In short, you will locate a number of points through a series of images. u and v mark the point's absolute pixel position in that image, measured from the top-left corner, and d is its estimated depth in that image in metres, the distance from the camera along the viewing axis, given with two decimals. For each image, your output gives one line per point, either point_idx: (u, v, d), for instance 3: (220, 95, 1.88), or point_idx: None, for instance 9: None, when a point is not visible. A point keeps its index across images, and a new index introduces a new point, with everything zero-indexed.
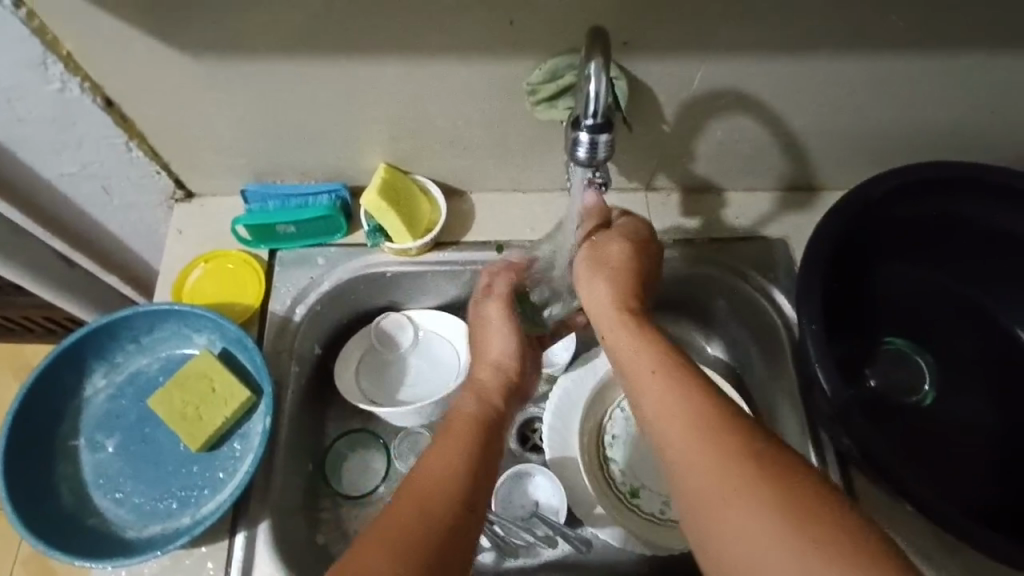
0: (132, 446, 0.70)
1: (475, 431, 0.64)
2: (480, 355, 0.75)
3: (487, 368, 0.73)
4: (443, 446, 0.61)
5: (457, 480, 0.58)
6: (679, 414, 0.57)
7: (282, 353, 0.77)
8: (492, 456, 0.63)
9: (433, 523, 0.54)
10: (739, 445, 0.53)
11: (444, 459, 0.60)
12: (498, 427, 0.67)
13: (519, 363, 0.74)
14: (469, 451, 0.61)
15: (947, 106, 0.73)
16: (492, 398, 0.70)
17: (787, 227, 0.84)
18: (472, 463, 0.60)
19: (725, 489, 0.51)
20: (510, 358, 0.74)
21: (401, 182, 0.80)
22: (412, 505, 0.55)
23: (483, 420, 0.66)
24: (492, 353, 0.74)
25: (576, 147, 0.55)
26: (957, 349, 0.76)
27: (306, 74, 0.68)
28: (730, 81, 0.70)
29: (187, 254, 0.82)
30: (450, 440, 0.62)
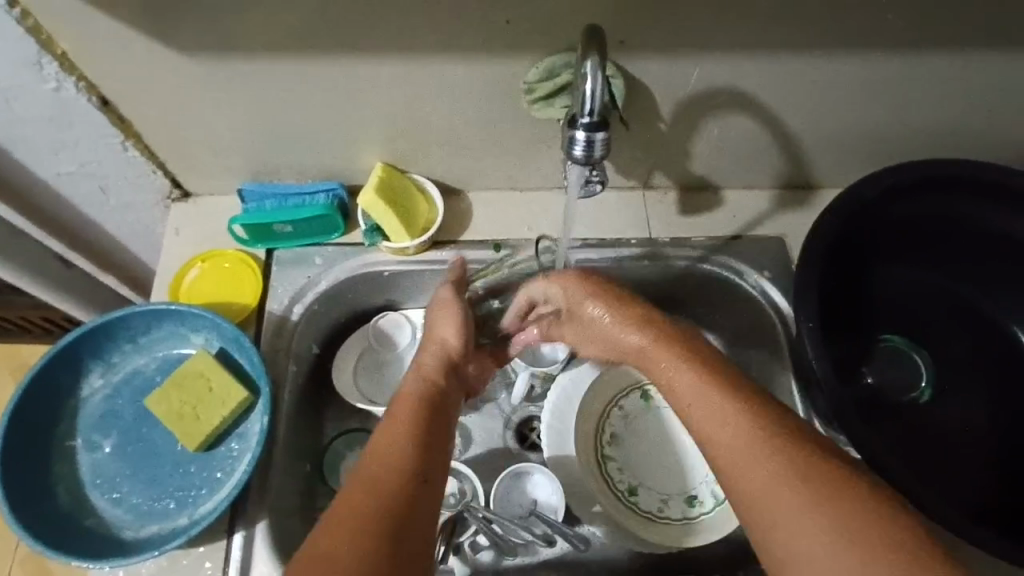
0: (129, 447, 0.70)
1: (421, 410, 0.64)
2: (427, 336, 0.73)
3: (432, 348, 0.72)
4: (390, 427, 0.62)
5: (405, 460, 0.59)
6: (727, 429, 0.57)
7: (279, 353, 0.77)
8: (440, 433, 0.64)
9: (381, 503, 0.55)
10: (791, 458, 0.54)
11: (390, 440, 0.61)
12: (443, 406, 0.67)
13: (464, 345, 0.72)
14: (413, 429, 0.62)
15: (944, 104, 0.73)
16: (432, 374, 0.69)
17: (784, 225, 0.84)
18: (419, 442, 0.61)
19: (792, 508, 0.51)
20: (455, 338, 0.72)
21: (398, 181, 0.80)
22: (362, 489, 0.56)
23: (425, 398, 0.66)
24: (438, 334, 0.73)
25: (572, 145, 0.55)
26: (954, 346, 0.76)
27: (303, 73, 0.68)
28: (727, 79, 0.70)
29: (184, 254, 0.81)
30: (395, 421, 0.63)
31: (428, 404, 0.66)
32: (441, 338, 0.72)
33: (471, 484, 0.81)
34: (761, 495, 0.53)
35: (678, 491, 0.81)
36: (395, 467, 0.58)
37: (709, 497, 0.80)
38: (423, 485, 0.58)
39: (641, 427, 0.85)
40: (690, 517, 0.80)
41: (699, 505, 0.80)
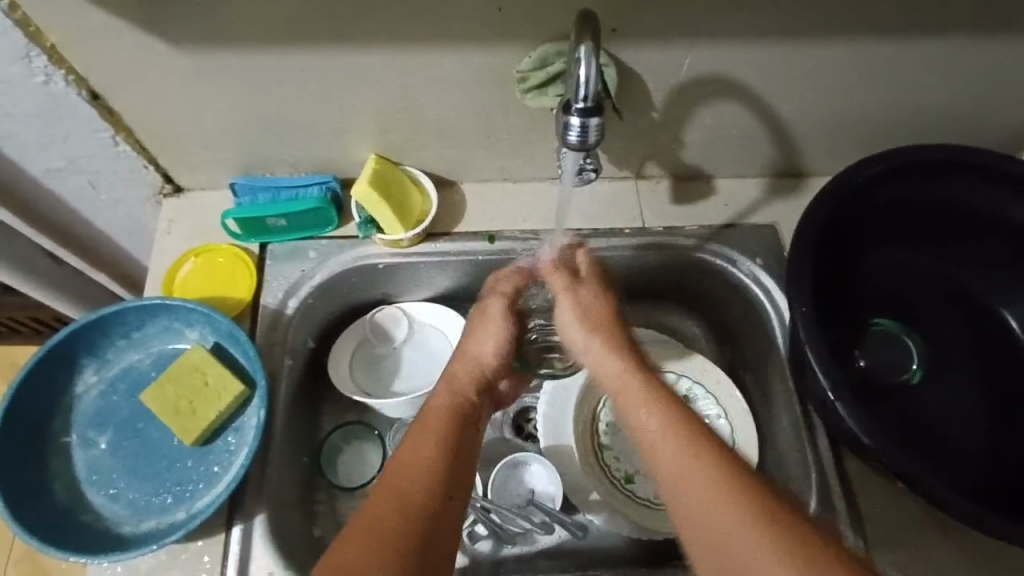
0: (125, 442, 0.70)
1: (449, 420, 0.64)
2: (464, 347, 0.73)
3: (469, 363, 0.71)
4: (421, 437, 0.62)
5: (433, 470, 0.58)
6: (673, 452, 0.58)
7: (275, 346, 0.76)
8: (471, 446, 0.63)
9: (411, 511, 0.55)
10: (727, 474, 0.55)
11: (421, 449, 0.60)
12: (472, 419, 0.66)
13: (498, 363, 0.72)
14: (443, 439, 0.61)
15: (931, 90, 0.74)
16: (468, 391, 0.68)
17: (776, 213, 0.85)
18: (447, 453, 0.60)
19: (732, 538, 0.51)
20: (489, 356, 0.72)
21: (391, 173, 0.80)
22: (395, 495, 0.56)
23: (456, 411, 0.65)
24: (477, 347, 0.72)
25: (567, 131, 0.55)
26: (944, 328, 0.77)
27: (295, 65, 0.67)
28: (718, 67, 0.70)
29: (177, 249, 0.81)
30: (425, 430, 0.62)
31: (460, 416, 0.65)
32: (479, 354, 0.72)
33: None
34: (703, 525, 0.53)
35: None
36: (424, 476, 0.58)
37: None
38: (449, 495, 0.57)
39: None
40: None
41: None
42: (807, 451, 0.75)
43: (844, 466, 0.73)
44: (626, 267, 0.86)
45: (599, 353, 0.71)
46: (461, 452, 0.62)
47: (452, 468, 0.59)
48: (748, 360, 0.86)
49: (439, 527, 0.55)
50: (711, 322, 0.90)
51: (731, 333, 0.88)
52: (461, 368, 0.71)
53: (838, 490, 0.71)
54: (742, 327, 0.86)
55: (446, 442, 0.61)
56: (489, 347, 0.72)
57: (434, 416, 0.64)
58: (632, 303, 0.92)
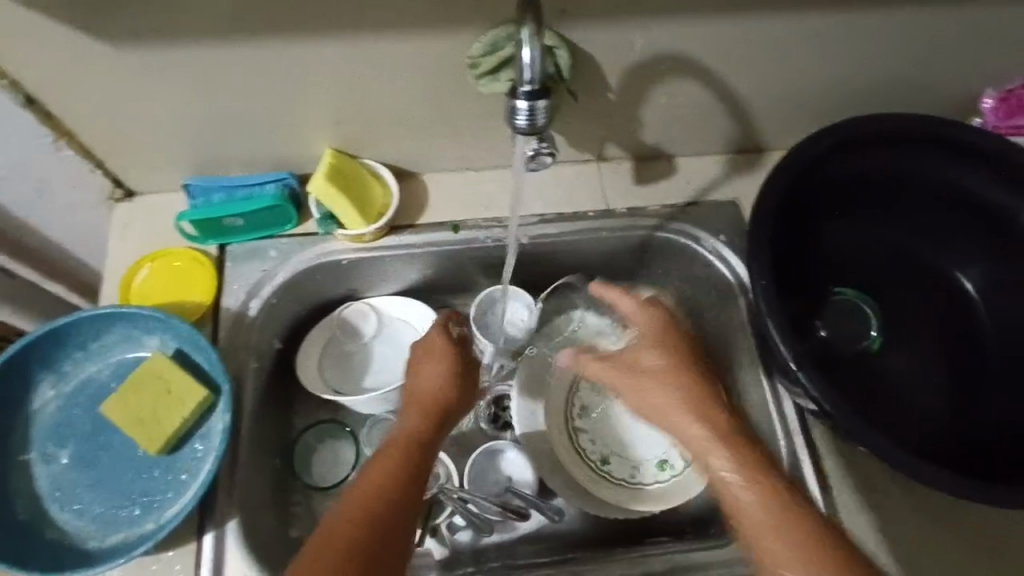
0: (86, 456, 0.68)
1: (411, 445, 0.64)
2: (420, 374, 0.72)
3: (426, 388, 0.70)
4: (381, 460, 0.62)
5: (388, 491, 0.59)
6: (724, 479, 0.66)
7: (238, 349, 0.75)
8: (427, 471, 0.63)
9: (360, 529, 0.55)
10: (724, 498, 0.65)
11: (379, 471, 0.60)
12: (420, 458, 0.63)
13: (451, 392, 0.70)
14: (401, 463, 0.62)
15: (880, 59, 0.75)
16: (432, 417, 0.68)
17: (736, 189, 0.86)
18: (384, 497, 0.58)
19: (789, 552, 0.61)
20: (440, 387, 0.70)
21: (349, 167, 0.78)
22: (350, 514, 0.57)
23: (403, 451, 0.63)
24: (431, 374, 0.71)
25: (515, 115, 0.54)
26: (902, 294, 0.79)
27: (240, 59, 0.66)
28: (671, 44, 0.70)
29: (132, 255, 0.79)
30: (387, 453, 0.62)
31: (419, 442, 0.65)
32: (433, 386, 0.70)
33: (446, 467, 0.82)
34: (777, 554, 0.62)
35: (648, 457, 0.82)
36: (377, 498, 0.58)
37: (680, 460, 0.81)
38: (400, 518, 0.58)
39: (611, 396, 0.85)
40: (663, 481, 0.81)
41: (669, 469, 0.81)
42: (775, 421, 0.76)
43: (811, 434, 0.74)
44: (592, 251, 0.86)
45: (682, 419, 0.73)
46: (420, 476, 0.62)
47: (407, 491, 0.60)
48: (716, 336, 0.87)
49: (386, 549, 0.55)
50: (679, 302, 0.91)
51: None
52: (423, 391, 0.70)
53: (807, 458, 0.73)
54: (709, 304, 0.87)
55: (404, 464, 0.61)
56: (442, 375, 0.71)
57: (398, 442, 0.64)
58: None
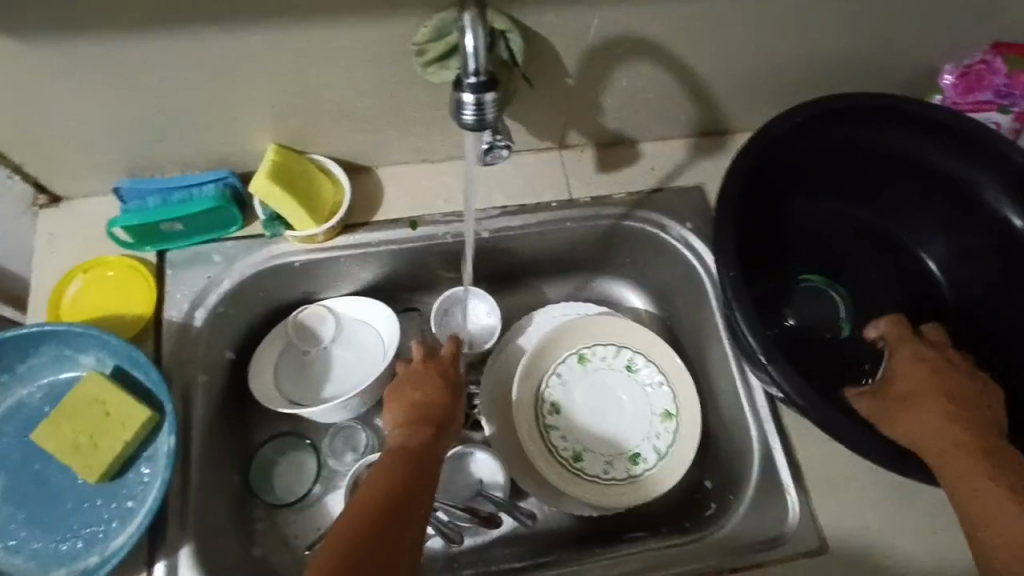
0: (20, 488, 0.63)
1: (409, 457, 0.60)
2: (408, 393, 0.69)
3: (417, 405, 0.67)
4: (379, 476, 0.58)
5: (385, 502, 0.55)
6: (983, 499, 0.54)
7: (184, 363, 0.70)
8: (429, 480, 0.59)
9: (357, 540, 0.51)
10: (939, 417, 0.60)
11: (378, 486, 0.57)
12: (415, 471, 0.59)
13: (442, 406, 0.67)
14: (399, 476, 0.58)
15: (840, 37, 0.74)
16: (421, 428, 0.64)
17: (701, 174, 0.84)
18: (372, 517, 0.53)
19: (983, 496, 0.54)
20: (427, 402, 0.67)
21: (296, 164, 0.73)
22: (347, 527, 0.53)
23: (392, 470, 0.59)
24: (422, 394, 0.68)
25: (461, 110, 0.50)
26: (866, 276, 0.78)
27: (163, 52, 0.60)
28: (629, 26, 0.67)
29: (61, 266, 0.73)
30: (384, 470, 0.59)
31: (417, 452, 0.61)
32: (420, 403, 0.67)
33: None
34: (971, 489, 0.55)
35: (621, 451, 0.81)
36: (375, 510, 0.54)
37: (653, 453, 0.80)
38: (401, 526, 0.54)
39: (582, 390, 0.83)
40: (636, 475, 0.79)
41: (642, 462, 0.80)
42: (747, 411, 0.75)
43: (783, 422, 0.73)
44: (557, 242, 0.83)
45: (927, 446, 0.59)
46: (422, 485, 0.58)
47: (408, 500, 0.56)
48: (685, 324, 0.86)
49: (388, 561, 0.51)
50: (648, 290, 0.89)
51: (666, 299, 0.88)
52: (415, 408, 0.67)
53: (778, 446, 0.72)
54: (678, 293, 0.85)
55: (404, 475, 0.58)
56: (431, 392, 0.68)
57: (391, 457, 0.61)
58: (567, 277, 0.90)
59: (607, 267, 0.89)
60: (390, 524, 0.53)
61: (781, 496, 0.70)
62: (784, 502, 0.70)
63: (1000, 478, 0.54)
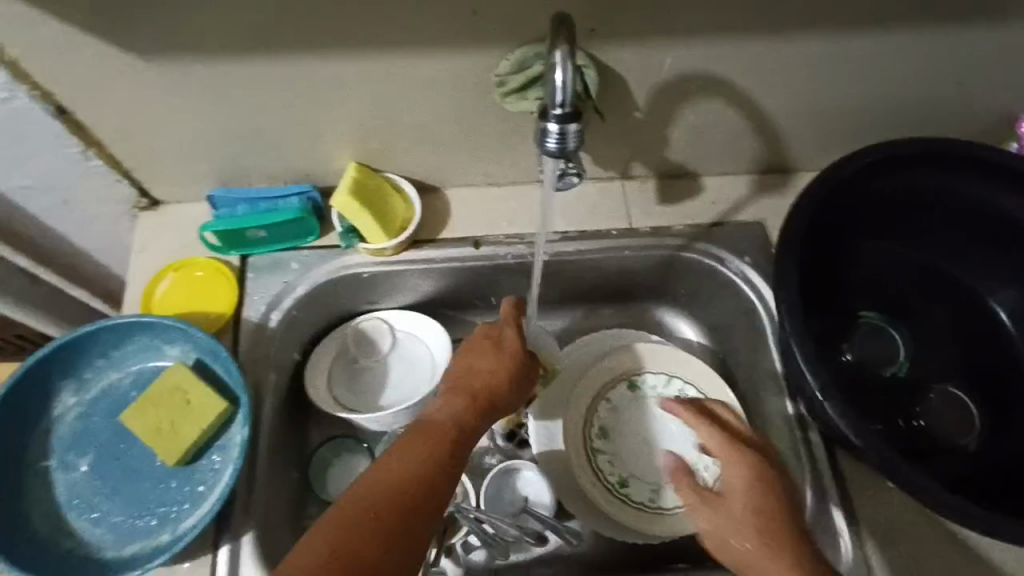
0: (105, 466, 0.68)
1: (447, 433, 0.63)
2: (470, 359, 0.70)
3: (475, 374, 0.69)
4: (408, 450, 0.61)
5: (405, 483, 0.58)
6: None
7: (258, 362, 0.75)
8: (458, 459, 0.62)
9: (366, 529, 0.55)
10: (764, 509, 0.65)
11: (405, 459, 0.60)
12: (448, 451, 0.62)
13: (496, 378, 0.69)
14: (427, 456, 0.61)
15: (913, 82, 0.74)
16: (472, 401, 0.67)
17: (763, 210, 0.84)
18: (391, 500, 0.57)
19: None
20: (484, 372, 0.69)
21: (372, 181, 0.78)
22: (358, 501, 0.57)
23: (426, 445, 0.61)
24: (483, 364, 0.70)
25: (545, 138, 0.54)
26: (930, 319, 0.77)
27: (268, 74, 0.66)
28: (701, 65, 0.69)
29: (155, 264, 0.79)
30: (417, 442, 0.62)
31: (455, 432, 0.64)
32: (475, 372, 0.69)
33: (462, 485, 0.82)
34: None
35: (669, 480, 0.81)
36: (397, 489, 0.58)
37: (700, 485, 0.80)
38: (415, 513, 0.57)
39: (632, 416, 0.84)
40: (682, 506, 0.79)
41: None
42: (802, 451, 0.74)
43: (839, 463, 0.72)
44: (614, 268, 0.85)
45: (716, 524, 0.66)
46: (447, 469, 0.61)
47: (427, 485, 0.59)
48: (739, 358, 0.86)
49: (393, 546, 0.55)
50: (702, 322, 0.90)
51: (720, 331, 0.88)
52: (471, 376, 0.69)
53: (833, 487, 0.71)
54: (733, 326, 0.85)
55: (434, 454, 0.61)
56: (489, 364, 0.69)
57: (428, 427, 0.63)
58: (621, 302, 0.91)
59: (661, 296, 0.90)
60: (405, 510, 0.57)
61: (835, 539, 0.69)
62: (836, 545, 0.68)
63: None
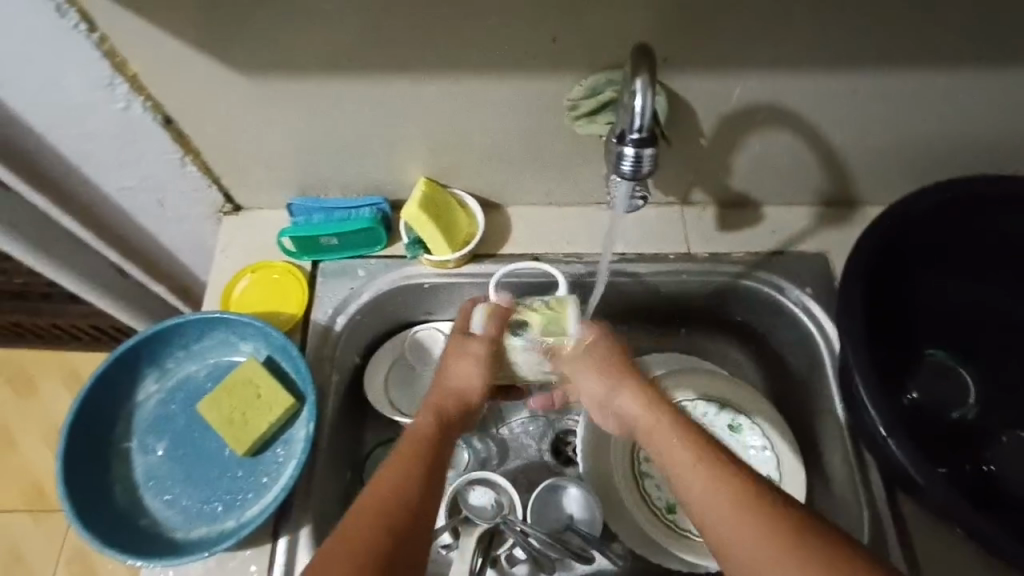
0: (179, 450, 0.73)
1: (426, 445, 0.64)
2: (441, 378, 0.71)
3: (450, 393, 0.70)
4: (401, 463, 0.62)
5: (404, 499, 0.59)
6: (707, 494, 0.58)
7: (324, 362, 0.78)
8: (443, 468, 0.64)
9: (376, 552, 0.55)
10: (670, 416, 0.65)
11: (397, 475, 0.60)
12: (444, 452, 0.65)
13: (480, 396, 0.71)
14: (422, 463, 0.62)
15: (992, 120, 0.72)
16: (447, 416, 0.68)
17: (826, 242, 0.84)
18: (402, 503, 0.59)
19: (694, 466, 0.60)
20: (472, 390, 0.71)
21: (440, 196, 0.81)
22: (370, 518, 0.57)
23: (427, 444, 0.64)
24: (459, 380, 0.71)
25: (621, 161, 0.57)
26: (1003, 363, 0.74)
27: (356, 93, 0.70)
28: (771, 95, 0.70)
29: (234, 265, 0.84)
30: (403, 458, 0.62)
31: (443, 441, 0.65)
32: (458, 385, 0.71)
33: (510, 497, 0.81)
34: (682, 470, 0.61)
35: None
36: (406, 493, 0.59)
37: None
38: (420, 522, 0.59)
39: None
40: None
41: None
42: (858, 490, 0.72)
43: (899, 506, 0.70)
44: (669, 292, 0.85)
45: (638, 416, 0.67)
46: (438, 479, 0.62)
47: (423, 498, 0.60)
48: (795, 390, 0.84)
49: (403, 563, 0.56)
50: (756, 351, 0.89)
51: (775, 362, 0.87)
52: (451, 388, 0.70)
53: (892, 530, 0.69)
54: (790, 357, 0.84)
55: (421, 466, 0.62)
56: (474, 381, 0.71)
57: (417, 435, 0.65)
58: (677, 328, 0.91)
59: (715, 324, 0.90)
60: (408, 525, 0.58)
61: None
62: None
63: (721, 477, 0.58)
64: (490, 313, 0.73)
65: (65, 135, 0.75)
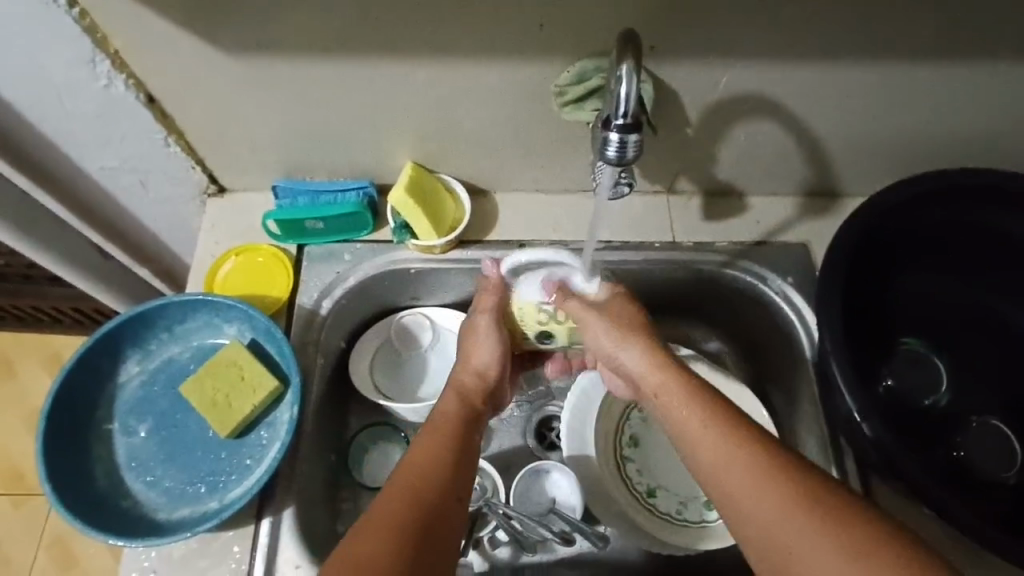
0: (162, 432, 0.73)
1: (459, 427, 0.65)
2: (463, 359, 0.74)
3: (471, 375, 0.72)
4: (422, 452, 0.61)
5: (432, 485, 0.58)
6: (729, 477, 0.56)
7: (308, 345, 0.78)
8: (470, 460, 0.63)
9: (407, 537, 0.53)
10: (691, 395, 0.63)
11: (424, 458, 0.60)
12: (472, 430, 0.66)
13: (499, 368, 0.74)
14: (450, 450, 0.62)
15: (969, 115, 0.74)
16: (471, 397, 0.70)
17: (807, 232, 0.85)
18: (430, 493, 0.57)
19: (731, 467, 0.56)
20: (492, 366, 0.73)
21: (427, 180, 0.81)
22: (397, 508, 0.55)
23: (457, 427, 0.65)
24: (477, 358, 0.73)
25: (606, 146, 0.57)
26: (974, 351, 0.76)
27: (342, 75, 0.70)
28: (757, 86, 0.71)
29: (218, 248, 0.84)
30: (435, 440, 0.62)
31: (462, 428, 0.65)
32: (478, 364, 0.73)
33: (493, 480, 0.83)
34: (717, 473, 0.57)
35: (696, 495, 0.83)
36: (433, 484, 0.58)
37: None
38: (448, 509, 0.57)
39: (659, 429, 0.87)
40: (709, 519, 0.81)
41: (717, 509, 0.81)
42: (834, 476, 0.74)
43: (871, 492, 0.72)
44: (653, 280, 0.86)
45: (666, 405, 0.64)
46: (462, 467, 0.62)
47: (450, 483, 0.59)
48: (773, 377, 0.86)
49: (429, 557, 0.53)
50: (738, 340, 0.90)
51: (755, 350, 0.88)
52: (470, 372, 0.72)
53: None
54: (770, 345, 0.86)
55: (447, 452, 0.62)
56: (489, 356, 0.73)
57: (442, 425, 0.65)
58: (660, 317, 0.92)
59: (697, 313, 0.91)
60: (433, 519, 0.56)
61: None
62: None
63: (753, 457, 0.56)
64: (483, 287, 0.75)
65: (45, 113, 0.74)
